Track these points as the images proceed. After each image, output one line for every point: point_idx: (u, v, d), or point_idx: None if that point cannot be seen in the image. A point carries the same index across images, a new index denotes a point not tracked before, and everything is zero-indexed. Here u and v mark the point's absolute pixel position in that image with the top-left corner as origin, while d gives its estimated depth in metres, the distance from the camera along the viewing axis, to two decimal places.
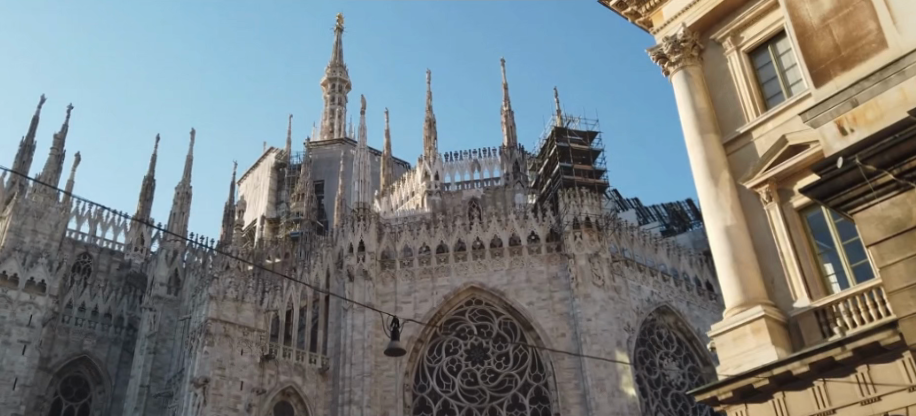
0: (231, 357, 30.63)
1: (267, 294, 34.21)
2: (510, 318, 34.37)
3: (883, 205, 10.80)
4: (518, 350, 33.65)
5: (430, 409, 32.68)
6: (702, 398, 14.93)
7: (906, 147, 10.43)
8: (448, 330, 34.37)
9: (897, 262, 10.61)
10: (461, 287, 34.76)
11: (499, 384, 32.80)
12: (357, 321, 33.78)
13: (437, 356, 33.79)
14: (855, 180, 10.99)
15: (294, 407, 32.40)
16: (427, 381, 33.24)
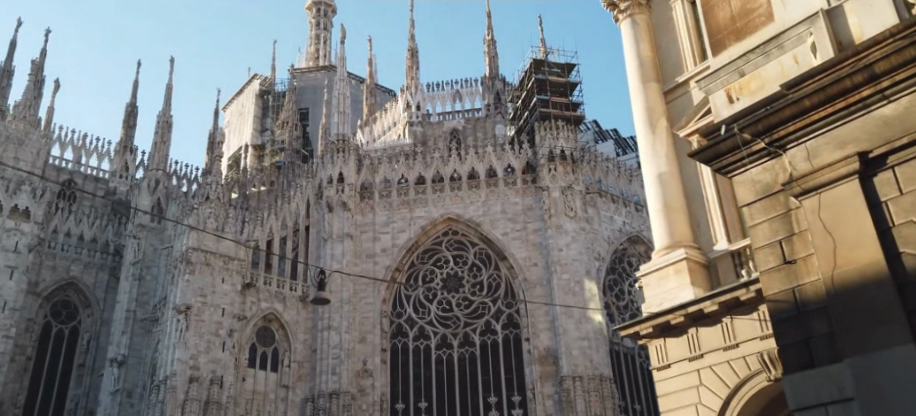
0: (213, 285, 31.79)
1: (247, 223, 35.23)
2: (485, 247, 35.62)
3: (753, 170, 9.83)
4: (492, 278, 35.10)
5: (406, 335, 34.13)
6: (627, 333, 16.30)
7: (779, 116, 9.42)
8: (424, 260, 35.76)
9: (763, 223, 9.58)
10: (439, 218, 35.87)
11: (472, 311, 34.35)
12: (336, 250, 34.84)
13: (414, 285, 35.21)
14: (731, 148, 9.99)
15: (276, 332, 33.68)
16: (403, 309, 34.63)
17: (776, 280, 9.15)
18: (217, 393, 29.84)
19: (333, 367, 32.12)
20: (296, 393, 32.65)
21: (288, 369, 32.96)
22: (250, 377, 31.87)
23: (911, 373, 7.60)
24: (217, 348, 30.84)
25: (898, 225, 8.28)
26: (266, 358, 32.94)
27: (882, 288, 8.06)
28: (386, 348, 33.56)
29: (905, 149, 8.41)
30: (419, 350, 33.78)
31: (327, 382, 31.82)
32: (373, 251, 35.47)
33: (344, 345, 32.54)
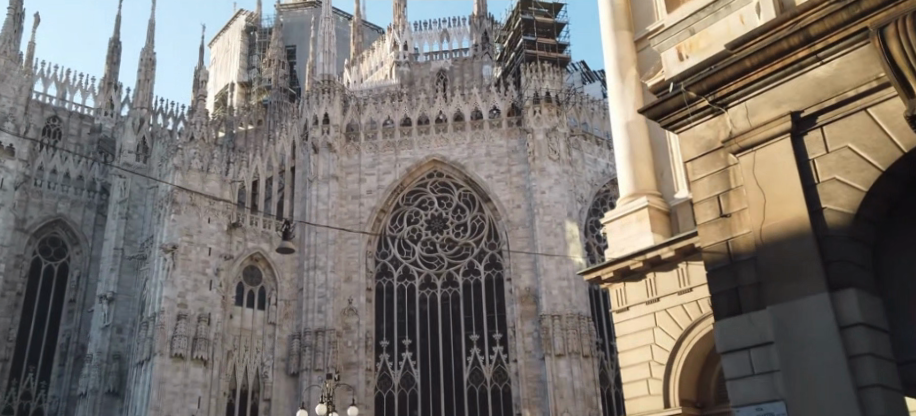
0: (199, 225, 32.35)
1: (231, 165, 35.12)
2: (469, 190, 36.24)
3: (697, 127, 10.29)
4: (476, 220, 35.77)
5: (391, 274, 34.93)
6: (589, 277, 16.97)
7: (722, 76, 9.77)
8: (409, 202, 36.38)
9: (704, 178, 10.06)
10: (424, 160, 36.37)
11: (456, 251, 35.17)
12: (321, 192, 35.22)
13: (399, 226, 35.89)
14: (677, 106, 10.41)
15: (262, 272, 34.37)
16: (388, 249, 35.39)
17: (712, 233, 9.68)
18: (205, 330, 30.59)
19: (319, 306, 32.88)
20: (283, 330, 33.28)
21: (275, 307, 33.60)
22: (238, 315, 32.70)
23: (823, 321, 8.19)
24: (204, 287, 31.53)
25: (822, 182, 8.73)
26: (253, 297, 33.70)
27: (803, 242, 8.58)
28: (371, 287, 34.38)
29: (834, 109, 8.78)
30: (403, 289, 34.60)
31: (312, 320, 32.63)
32: (358, 193, 35.90)
33: (329, 284, 33.26)
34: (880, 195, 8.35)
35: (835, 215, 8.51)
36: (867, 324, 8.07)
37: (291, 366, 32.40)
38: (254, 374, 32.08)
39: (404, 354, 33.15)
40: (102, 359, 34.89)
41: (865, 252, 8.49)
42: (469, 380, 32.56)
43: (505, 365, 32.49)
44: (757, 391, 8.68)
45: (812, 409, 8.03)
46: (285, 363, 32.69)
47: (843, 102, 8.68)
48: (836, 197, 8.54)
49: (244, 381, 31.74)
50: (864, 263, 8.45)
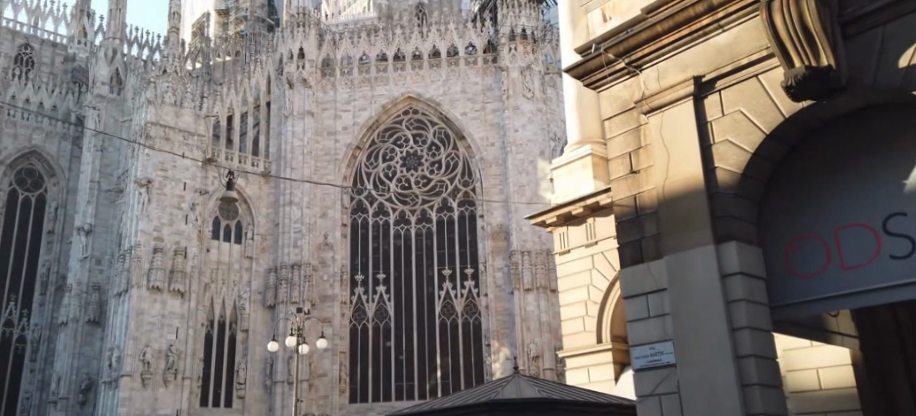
0: (174, 160, 32.80)
1: (205, 99, 35.19)
2: (444, 127, 36.77)
3: (616, 86, 10.96)
4: (450, 157, 36.41)
5: (366, 211, 35.62)
6: (535, 221, 17.89)
7: (635, 40, 10.35)
8: (385, 139, 36.93)
9: (619, 136, 10.79)
10: (400, 97, 36.65)
11: (430, 189, 35.86)
12: (297, 127, 35.51)
13: (374, 163, 36.54)
14: (598, 66, 11.02)
15: (239, 208, 34.67)
16: (364, 186, 35.97)
17: (623, 187, 10.47)
18: (181, 263, 31.41)
19: (295, 240, 33.62)
20: (260, 264, 34.10)
21: (252, 242, 34.24)
22: (215, 248, 33.41)
23: (708, 269, 9.07)
24: (180, 221, 32.20)
25: (716, 142, 9.46)
26: (229, 232, 34.26)
27: (697, 198, 9.37)
28: (346, 223, 35.15)
29: (731, 74, 9.40)
30: (378, 225, 35.34)
31: (289, 254, 33.40)
32: (334, 129, 36.28)
33: (305, 220, 33.87)
34: (765, 157, 9.09)
35: (725, 174, 9.26)
36: (745, 273, 8.91)
37: (267, 299, 33.27)
38: (232, 306, 33.00)
39: (378, 288, 34.22)
40: (82, 289, 35.73)
41: (751, 208, 9.28)
42: (441, 313, 33.74)
43: (475, 299, 33.70)
44: (651, 331, 9.66)
45: (692, 348, 9.01)
46: (262, 295, 33.55)
47: (739, 69, 9.29)
48: (727, 158, 9.28)
49: (221, 313, 32.76)
50: (749, 218, 9.25)
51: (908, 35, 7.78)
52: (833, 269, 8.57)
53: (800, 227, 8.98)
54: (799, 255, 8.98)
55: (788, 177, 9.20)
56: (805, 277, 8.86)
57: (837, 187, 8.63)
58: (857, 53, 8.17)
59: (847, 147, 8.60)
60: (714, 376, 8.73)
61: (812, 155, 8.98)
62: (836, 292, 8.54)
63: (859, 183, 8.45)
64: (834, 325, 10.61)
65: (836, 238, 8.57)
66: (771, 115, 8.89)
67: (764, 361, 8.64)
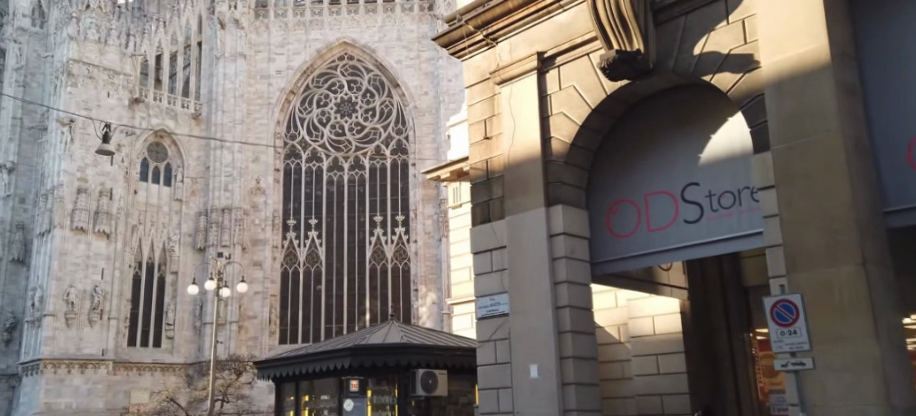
0: (98, 99, 32.12)
1: (132, 37, 34.06)
2: (379, 74, 36.80)
3: (475, 57, 11.62)
4: (385, 105, 36.57)
5: (299, 156, 35.98)
6: (430, 176, 18.69)
7: (491, 13, 11.04)
8: (320, 84, 36.95)
9: (477, 103, 11.53)
10: (334, 42, 36.44)
11: (364, 136, 36.14)
12: (229, 69, 35.11)
13: (309, 108, 36.71)
14: (460, 37, 11.65)
15: (169, 149, 34.50)
16: (297, 131, 36.22)
17: (476, 152, 11.26)
18: (106, 205, 31.36)
19: (226, 185, 33.81)
20: (190, 207, 34.24)
21: (182, 185, 34.21)
22: (143, 190, 33.40)
23: (538, 229, 10.02)
24: (105, 163, 31.92)
25: (554, 114, 10.33)
26: (159, 174, 34.16)
27: (534, 165, 10.27)
28: (280, 168, 35.50)
29: (567, 52, 10.22)
30: (311, 171, 35.81)
31: (219, 198, 33.59)
32: (268, 73, 36.21)
33: (236, 165, 34.18)
34: (593, 129, 10.03)
35: (558, 144, 10.16)
36: (568, 233, 9.90)
37: (197, 241, 33.56)
38: (161, 248, 33.30)
39: (310, 233, 34.71)
40: (5, 228, 35.29)
41: (580, 173, 10.23)
42: (372, 258, 34.35)
43: (405, 245, 34.29)
44: (492, 284, 10.57)
45: (522, 299, 10.00)
46: (192, 238, 33.87)
47: (573, 47, 10.11)
48: (561, 129, 10.16)
49: (150, 254, 33.05)
50: (578, 184, 10.21)
51: (705, 25, 8.60)
52: (642, 230, 9.67)
53: (620, 193, 10.01)
54: (618, 217, 10.01)
55: (614, 147, 10.18)
56: (621, 237, 9.92)
57: (650, 157, 9.65)
58: (665, 39, 8.99)
59: (661, 123, 9.58)
60: (537, 325, 9.75)
61: (635, 129, 9.94)
62: (645, 249, 9.62)
63: (665, 154, 9.47)
64: (664, 277, 11.91)
65: (646, 203, 9.65)
66: (597, 93, 9.77)
67: (579, 312, 9.68)
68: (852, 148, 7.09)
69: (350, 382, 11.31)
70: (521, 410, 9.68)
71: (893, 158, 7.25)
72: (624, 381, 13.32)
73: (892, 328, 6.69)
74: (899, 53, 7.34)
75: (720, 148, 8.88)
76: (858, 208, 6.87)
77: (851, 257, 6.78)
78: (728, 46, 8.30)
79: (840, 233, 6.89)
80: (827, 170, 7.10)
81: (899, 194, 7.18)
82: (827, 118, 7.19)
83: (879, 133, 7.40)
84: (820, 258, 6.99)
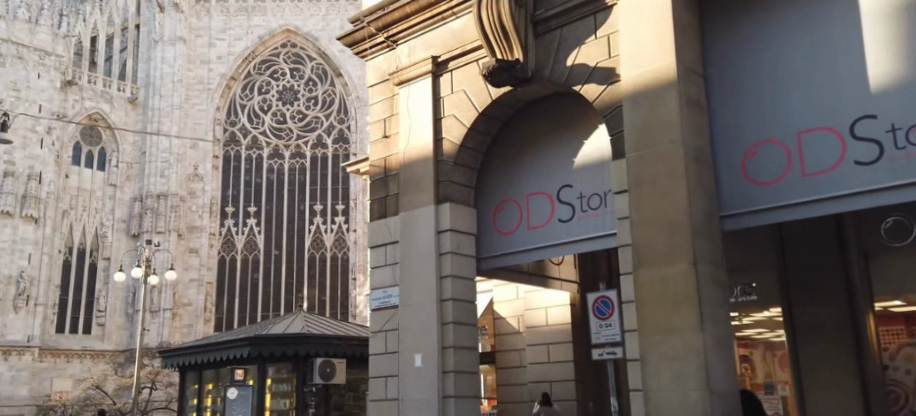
0: (28, 81, 31.52)
1: (65, 17, 33.35)
2: (322, 63, 36.47)
3: (378, 57, 12.02)
4: (327, 94, 36.24)
5: (239, 143, 35.45)
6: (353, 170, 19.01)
7: (391, 16, 11.45)
8: (261, 71, 36.44)
9: (378, 103, 11.95)
10: (277, 29, 36.04)
11: (306, 124, 35.77)
12: (167, 54, 34.70)
13: (249, 94, 36.17)
14: (364, 37, 12.03)
15: (103, 133, 33.89)
16: (238, 118, 35.72)
17: (377, 150, 11.67)
18: (35, 188, 30.79)
19: (162, 171, 33.45)
20: (124, 193, 33.73)
21: (116, 170, 33.67)
22: (75, 175, 32.93)
23: (427, 224, 10.48)
24: (35, 146, 31.43)
25: (445, 116, 10.80)
26: (92, 158, 33.67)
27: (426, 163, 10.71)
28: (219, 155, 34.93)
29: (459, 58, 10.71)
30: (251, 158, 35.33)
31: (155, 184, 33.20)
32: (208, 58, 35.71)
33: (173, 150, 33.78)
34: (482, 132, 10.56)
35: (448, 144, 10.64)
36: (454, 230, 10.38)
37: (131, 227, 33.13)
38: (93, 233, 32.80)
39: (249, 221, 34.33)
40: None
41: (470, 172, 10.74)
42: (310, 247, 34.19)
43: (346, 234, 34.17)
44: (385, 277, 10.97)
45: (411, 291, 10.45)
46: (125, 224, 33.39)
47: (465, 53, 10.60)
48: (451, 130, 10.64)
49: (81, 239, 32.58)
50: (467, 183, 10.71)
51: (577, 38, 9.16)
52: (523, 227, 10.24)
53: (505, 192, 10.57)
54: (503, 214, 10.58)
55: (501, 149, 10.71)
56: (504, 233, 10.50)
57: (533, 159, 10.23)
58: (543, 50, 9.52)
59: (546, 126, 10.17)
60: (422, 316, 10.20)
61: (521, 132, 10.49)
62: (524, 245, 10.19)
63: (543, 157, 10.10)
64: (555, 271, 12.62)
65: (527, 202, 10.25)
66: (485, 98, 10.25)
67: (462, 304, 10.16)
68: (692, 157, 7.62)
69: (237, 372, 11.82)
70: (405, 397, 10.13)
71: (731, 167, 7.77)
72: (519, 370, 14.12)
73: (719, 323, 7.27)
74: (739, 67, 7.86)
75: (591, 153, 9.55)
76: (692, 213, 7.40)
77: (684, 257, 7.33)
78: (596, 59, 8.88)
79: (676, 236, 7.44)
80: (669, 177, 7.62)
81: (734, 201, 7.71)
82: (671, 129, 7.70)
83: (721, 144, 7.91)
84: (660, 258, 7.53)
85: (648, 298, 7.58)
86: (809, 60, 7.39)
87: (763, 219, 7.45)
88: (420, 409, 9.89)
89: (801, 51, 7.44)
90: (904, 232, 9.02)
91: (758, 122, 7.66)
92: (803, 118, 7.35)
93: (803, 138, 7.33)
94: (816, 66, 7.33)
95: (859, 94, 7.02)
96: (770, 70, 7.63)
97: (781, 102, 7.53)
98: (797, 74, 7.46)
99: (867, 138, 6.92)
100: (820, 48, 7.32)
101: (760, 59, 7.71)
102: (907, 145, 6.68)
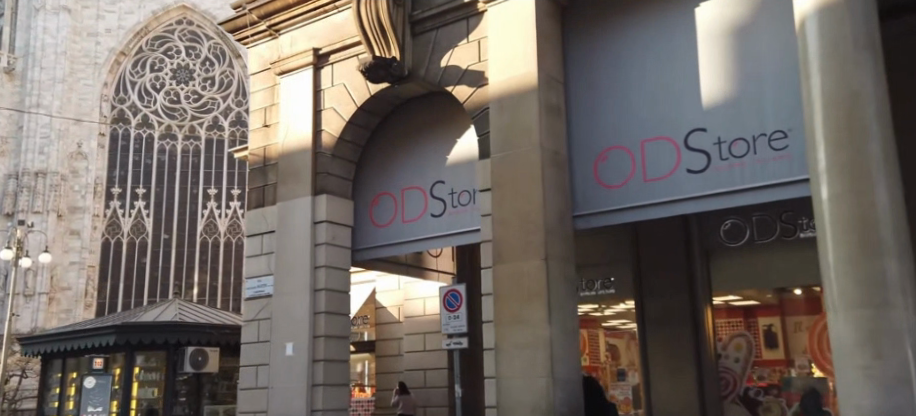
0: None
1: None
2: (220, 43, 34.89)
3: (260, 45, 12.05)
4: (225, 75, 34.80)
5: (128, 122, 33.61)
6: None
7: (274, 6, 11.50)
8: (154, 47, 34.61)
9: (258, 92, 11.96)
10: (173, 5, 34.57)
11: (201, 105, 34.38)
12: (50, 25, 33.12)
13: (141, 71, 34.23)
14: (247, 24, 12.02)
15: None
16: (127, 95, 33.84)
17: (256, 138, 11.70)
18: None
19: (41, 147, 31.93)
20: None
21: None
22: None
23: (303, 214, 10.63)
24: None
25: (325, 109, 10.95)
26: None
27: (304, 154, 10.86)
28: (105, 133, 33.18)
29: (340, 51, 10.88)
30: (141, 138, 33.48)
31: (33, 161, 31.57)
32: (95, 31, 34.11)
33: (54, 125, 32.16)
34: (360, 125, 10.77)
35: (327, 136, 10.81)
36: (331, 221, 10.57)
37: (4, 206, 31.20)
38: None
39: (137, 203, 32.52)
40: None
41: (347, 165, 10.94)
42: (203, 232, 32.80)
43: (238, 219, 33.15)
44: (260, 266, 11.06)
45: (286, 281, 10.59)
46: None
47: (345, 48, 10.78)
48: (330, 123, 10.81)
49: None
50: (344, 175, 10.91)
51: (451, 40, 9.51)
52: (397, 221, 10.55)
53: (382, 186, 10.84)
54: (378, 207, 10.85)
55: (379, 143, 10.97)
56: (378, 226, 10.78)
57: (409, 155, 10.55)
58: (418, 49, 9.82)
59: (422, 124, 10.52)
60: (296, 306, 10.37)
61: (398, 128, 10.79)
62: (398, 239, 10.51)
63: (419, 153, 10.44)
64: (433, 263, 13.03)
65: (402, 196, 10.55)
66: (363, 93, 10.49)
67: (335, 294, 10.39)
68: (549, 160, 8.13)
69: (96, 361, 11.81)
70: (274, 385, 10.33)
71: (585, 172, 8.33)
72: (398, 357, 14.49)
73: (567, 316, 7.82)
74: (594, 77, 8.43)
75: (463, 152, 9.95)
76: (547, 213, 7.93)
77: (537, 254, 7.85)
78: (467, 61, 9.26)
79: (532, 233, 7.94)
80: (528, 178, 8.10)
81: (586, 203, 8.28)
82: (530, 133, 8.18)
83: (577, 149, 8.46)
84: (517, 254, 8.02)
85: (505, 291, 8.07)
86: (653, 74, 8.00)
87: (609, 220, 8.04)
88: (288, 398, 10.12)
89: (647, 65, 8.05)
90: (738, 232, 9.87)
91: (609, 130, 8.23)
92: (646, 127, 7.95)
93: (645, 147, 7.94)
94: (658, 79, 7.95)
95: (693, 108, 7.66)
96: (620, 82, 8.22)
97: (628, 112, 8.11)
98: (643, 87, 8.05)
99: (698, 149, 7.57)
100: (661, 62, 7.95)
101: (612, 71, 8.30)
102: (730, 157, 7.36)
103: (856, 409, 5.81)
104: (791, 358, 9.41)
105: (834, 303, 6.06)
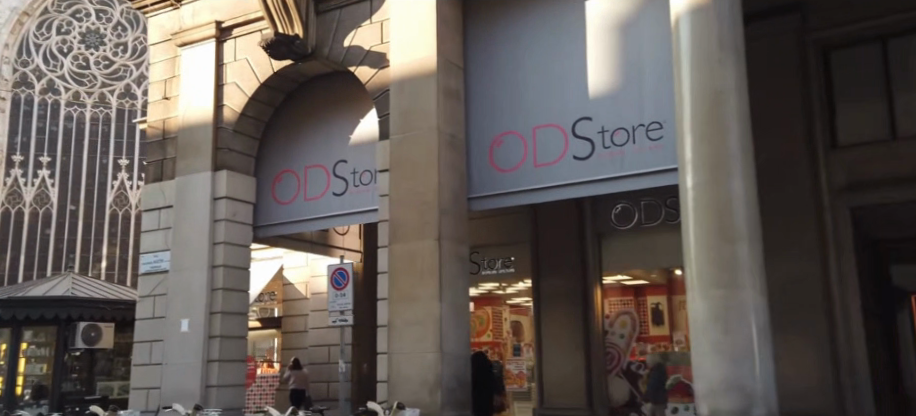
0: None
1: None
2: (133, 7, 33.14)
3: (161, 15, 11.76)
4: (138, 42, 33.31)
5: (32, 87, 31.23)
6: None
7: None
8: (60, 9, 32.18)
9: (158, 63, 11.69)
10: None
11: (112, 72, 32.74)
12: None
13: (46, 34, 31.77)
14: None
15: None
16: (30, 59, 31.31)
17: (155, 111, 11.47)
18: None
19: None
20: None
21: None
22: None
23: (202, 190, 10.55)
24: None
25: (227, 83, 10.83)
26: None
27: (205, 129, 10.74)
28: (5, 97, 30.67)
29: (243, 25, 10.76)
30: (45, 104, 31.44)
31: None
32: None
33: None
34: (264, 102, 10.72)
35: (229, 112, 10.71)
36: (230, 198, 10.50)
37: None
38: None
39: (41, 172, 31.02)
40: None
41: (249, 142, 10.89)
42: (113, 204, 32.14)
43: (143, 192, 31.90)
44: (157, 241, 10.92)
45: (183, 257, 10.50)
46: None
47: (248, 22, 10.69)
48: (232, 98, 10.71)
49: None
50: (245, 151, 10.84)
51: (354, 20, 9.56)
52: (299, 198, 10.53)
53: (284, 163, 10.82)
54: (281, 185, 10.80)
55: (282, 121, 10.95)
56: (281, 203, 10.73)
57: (312, 134, 10.58)
58: (322, 28, 9.82)
59: (325, 102, 10.55)
60: (193, 282, 10.31)
61: (301, 105, 10.79)
62: (298, 216, 10.50)
63: (322, 132, 10.48)
64: (339, 241, 13.11)
65: (305, 174, 10.55)
66: (266, 69, 10.44)
67: (233, 270, 10.37)
68: (445, 142, 8.32)
69: None
70: (168, 362, 10.26)
71: (480, 155, 8.57)
72: (303, 334, 14.56)
73: (457, 294, 8.09)
74: (491, 64, 8.66)
75: (365, 133, 10.05)
76: (441, 194, 8.14)
77: (430, 234, 8.06)
78: (370, 42, 9.34)
79: (426, 213, 8.14)
80: (424, 160, 8.28)
81: (480, 185, 8.53)
82: (428, 116, 8.34)
83: (473, 134, 8.69)
84: (411, 234, 8.21)
85: (399, 270, 8.24)
86: (546, 63, 8.27)
87: (501, 203, 8.32)
88: (182, 374, 10.07)
89: (541, 54, 8.32)
90: (627, 216, 10.34)
91: (503, 115, 8.48)
92: (538, 114, 8.23)
93: (537, 132, 8.22)
94: (550, 68, 8.23)
95: (580, 97, 7.98)
96: (515, 69, 8.47)
97: (521, 98, 8.38)
98: (536, 75, 8.33)
99: (583, 136, 7.90)
100: (553, 52, 8.23)
101: (508, 58, 8.54)
102: (611, 145, 7.72)
103: (706, 381, 6.27)
104: (672, 334, 10.05)
105: (693, 283, 6.47)
